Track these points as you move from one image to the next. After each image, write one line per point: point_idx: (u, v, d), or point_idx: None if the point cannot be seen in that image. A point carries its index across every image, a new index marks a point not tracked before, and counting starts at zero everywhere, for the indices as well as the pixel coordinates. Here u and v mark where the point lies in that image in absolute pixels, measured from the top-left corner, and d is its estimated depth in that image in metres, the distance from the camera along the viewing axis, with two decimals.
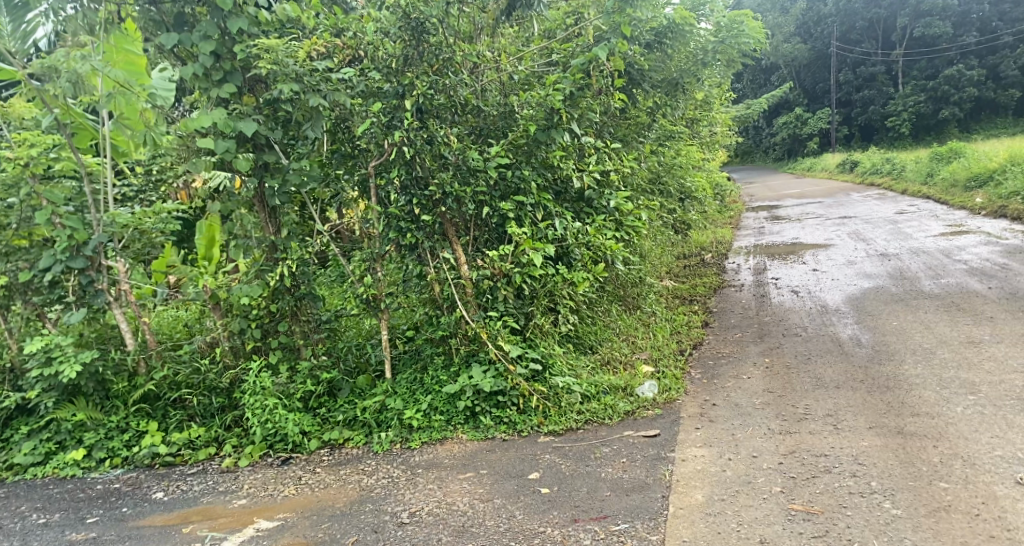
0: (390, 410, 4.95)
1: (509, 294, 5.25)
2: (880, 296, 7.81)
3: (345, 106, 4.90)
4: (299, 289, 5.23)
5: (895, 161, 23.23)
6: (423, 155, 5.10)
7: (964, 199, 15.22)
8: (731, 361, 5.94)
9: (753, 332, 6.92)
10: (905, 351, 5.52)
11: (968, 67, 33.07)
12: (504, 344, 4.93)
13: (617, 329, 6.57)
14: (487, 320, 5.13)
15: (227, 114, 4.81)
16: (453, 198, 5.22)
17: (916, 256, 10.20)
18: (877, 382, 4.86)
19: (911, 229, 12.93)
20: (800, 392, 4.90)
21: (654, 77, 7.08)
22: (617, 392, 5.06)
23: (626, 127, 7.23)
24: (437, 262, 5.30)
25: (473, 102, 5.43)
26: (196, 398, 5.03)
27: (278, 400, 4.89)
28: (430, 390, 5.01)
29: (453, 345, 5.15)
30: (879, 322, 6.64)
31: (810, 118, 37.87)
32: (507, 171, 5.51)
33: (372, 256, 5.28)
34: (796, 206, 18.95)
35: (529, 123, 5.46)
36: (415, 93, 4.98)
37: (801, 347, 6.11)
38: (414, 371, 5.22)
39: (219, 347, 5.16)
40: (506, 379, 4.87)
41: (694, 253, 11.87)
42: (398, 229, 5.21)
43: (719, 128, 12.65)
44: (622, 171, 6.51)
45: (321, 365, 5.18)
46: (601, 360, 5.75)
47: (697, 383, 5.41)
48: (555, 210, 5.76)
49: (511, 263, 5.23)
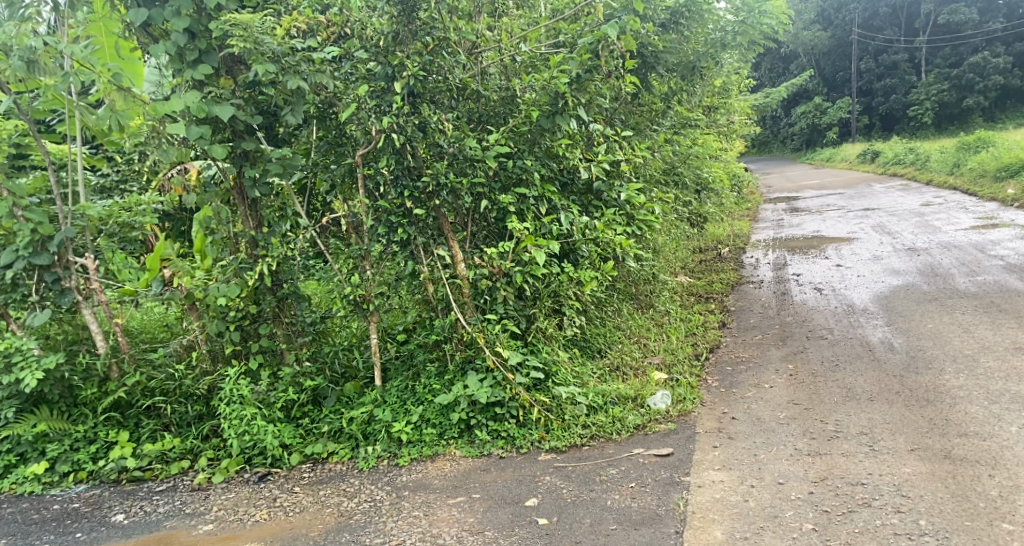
0: (378, 421, 4.54)
1: (509, 295, 4.83)
2: (910, 295, 7.32)
3: (330, 89, 4.47)
4: (282, 288, 4.81)
5: (919, 151, 22.51)
6: (415, 143, 4.68)
7: (995, 190, 14.57)
8: (752, 368, 5.49)
9: (775, 334, 6.46)
10: (944, 358, 5.05)
11: (994, 55, 32.12)
12: (502, 351, 4.51)
13: (627, 330, 6.15)
14: (485, 323, 4.71)
15: (201, 98, 4.37)
16: (449, 190, 4.79)
17: (947, 252, 9.66)
18: (915, 395, 4.40)
19: (939, 221, 12.37)
20: (829, 405, 4.44)
21: (670, 60, 6.59)
22: (626, 403, 4.64)
23: (639, 114, 6.82)
24: (432, 259, 4.87)
25: (472, 85, 5.02)
26: (171, 407, 4.62)
27: (257, 410, 4.46)
28: (421, 400, 4.59)
29: (448, 350, 4.73)
30: (912, 324, 6.16)
31: (829, 108, 37.06)
32: (508, 160, 5.09)
33: (361, 252, 4.86)
34: (816, 198, 18.37)
35: (532, 108, 5.01)
36: (406, 74, 4.56)
37: (827, 352, 5.65)
38: (406, 378, 4.79)
39: (196, 351, 4.75)
40: (504, 389, 4.45)
41: (711, 247, 11.38)
42: (387, 224, 4.81)
43: (737, 116, 12.12)
44: (634, 161, 6.06)
45: (304, 371, 4.76)
46: (610, 366, 5.38)
47: (714, 393, 4.98)
48: (560, 204, 5.35)
49: (512, 262, 4.81)
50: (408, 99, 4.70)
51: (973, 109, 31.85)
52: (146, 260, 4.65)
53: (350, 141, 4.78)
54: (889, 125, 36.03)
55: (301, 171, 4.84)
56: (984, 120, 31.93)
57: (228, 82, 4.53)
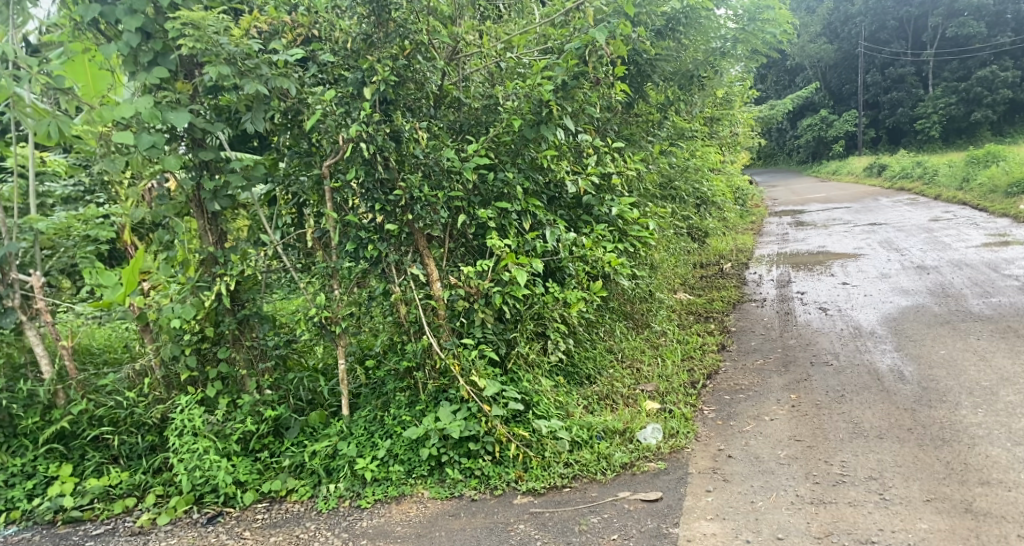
0: (342, 456, 4.16)
1: (488, 318, 4.45)
2: (920, 318, 6.93)
3: (292, 94, 4.08)
4: (243, 308, 4.44)
5: (927, 165, 22.10)
6: (387, 153, 4.32)
7: (1006, 206, 14.15)
8: (751, 398, 5.10)
9: (777, 358, 6.08)
10: (959, 390, 4.68)
11: (1001, 69, 31.76)
12: (478, 381, 4.14)
13: (619, 354, 5.79)
14: (461, 349, 4.34)
15: (154, 103, 4.00)
16: (423, 204, 4.43)
17: (958, 270, 9.26)
18: (929, 432, 4.04)
19: (950, 238, 11.97)
20: (834, 443, 4.07)
21: (667, 68, 6.23)
22: (614, 438, 4.27)
23: (633, 124, 6.47)
24: (405, 278, 4.49)
25: (452, 93, 4.70)
26: (119, 438, 4.24)
27: (211, 443, 4.09)
28: (390, 433, 4.22)
29: (420, 379, 4.35)
30: (923, 350, 5.80)
31: (836, 120, 36.70)
32: (488, 173, 4.74)
33: (328, 270, 4.45)
34: (822, 212, 17.97)
35: (514, 117, 4.63)
36: (375, 79, 4.21)
37: (832, 381, 5.26)
38: (374, 407, 4.41)
39: (149, 378, 4.38)
40: (480, 422, 4.08)
41: (713, 262, 11.00)
42: (356, 240, 4.42)
43: (740, 127, 11.73)
44: (627, 174, 5.70)
45: (265, 400, 4.36)
46: (599, 395, 5.03)
47: (709, 426, 4.60)
48: (545, 219, 5.01)
49: (490, 282, 4.47)
50: (380, 106, 4.35)
51: (979, 123, 31.49)
52: (124, 273, 4.08)
53: (319, 152, 4.39)
54: (895, 138, 35.67)
55: (271, 182, 4.40)
56: (991, 134, 31.54)
57: (185, 86, 4.15)
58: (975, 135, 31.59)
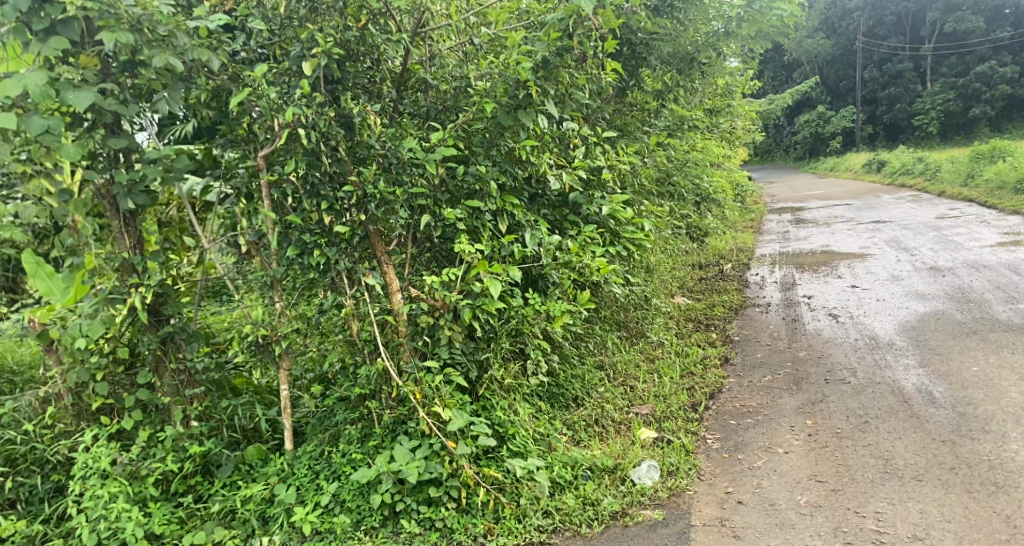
0: (280, 502, 3.50)
1: (456, 336, 3.81)
2: (942, 327, 6.30)
3: (215, 68, 3.40)
4: (168, 324, 3.71)
5: (929, 161, 21.50)
6: (334, 141, 3.64)
7: (1017, 203, 13.51)
8: (761, 424, 4.46)
9: (786, 373, 5.44)
10: (1001, 419, 4.10)
11: (1001, 64, 31.18)
12: (442, 412, 3.49)
13: (611, 370, 5.14)
14: (423, 373, 3.69)
15: (50, 80, 3.21)
16: (379, 202, 3.78)
17: (975, 272, 8.64)
18: (976, 473, 3.47)
19: (960, 236, 11.37)
20: (863, 487, 3.45)
21: (664, 51, 5.56)
22: (602, 478, 3.67)
23: (627, 114, 5.81)
24: (358, 289, 3.85)
25: (419, 73, 4.14)
26: (15, 480, 3.52)
27: (124, 487, 3.40)
28: (338, 475, 3.57)
29: (374, 408, 3.69)
30: (950, 366, 5.18)
31: (834, 116, 36.05)
32: (457, 166, 4.08)
33: (267, 279, 3.75)
34: (823, 208, 17.34)
35: (486, 101, 4.00)
36: (316, 52, 3.51)
37: (851, 404, 4.63)
38: (322, 441, 3.76)
39: (54, 407, 3.66)
40: (443, 463, 3.44)
41: (713, 263, 10.35)
42: (299, 244, 3.70)
43: (741, 120, 11.07)
44: (619, 168, 5.05)
45: (192, 433, 3.68)
46: (587, 421, 4.39)
47: (713, 461, 3.97)
48: (525, 220, 4.35)
49: (459, 293, 3.81)
50: (325, 86, 3.71)
51: (977, 119, 30.90)
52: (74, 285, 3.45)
53: (254, 140, 3.71)
54: (894, 134, 35.11)
55: (205, 177, 3.72)
56: (990, 130, 31.00)
57: (92, 60, 3.36)
58: (972, 131, 31.04)
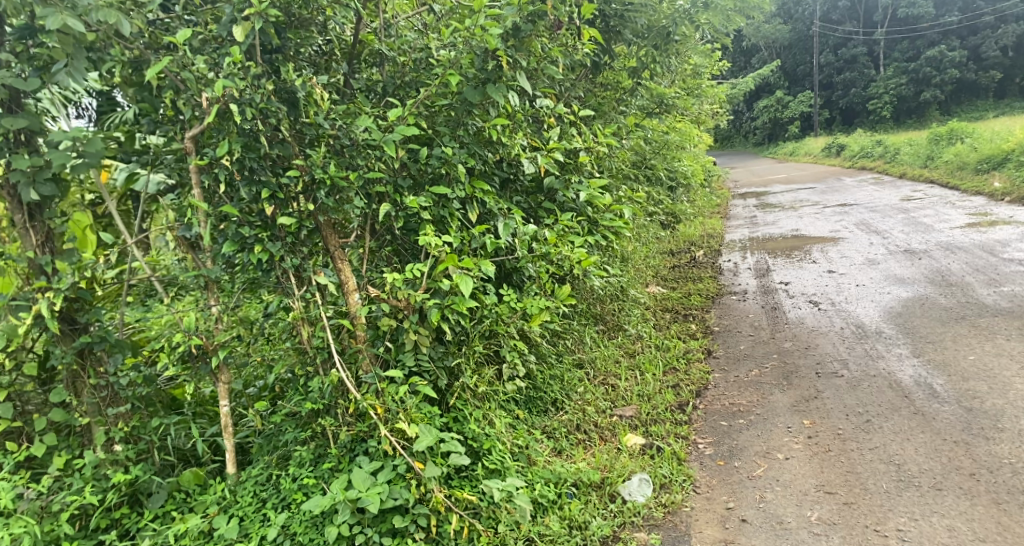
0: (220, 538, 3.03)
1: (421, 340, 3.38)
2: (928, 312, 6.05)
3: (127, 33, 2.87)
4: (85, 333, 3.19)
5: (888, 144, 21.58)
6: (275, 119, 3.15)
7: (979, 183, 13.49)
8: (754, 425, 4.11)
9: (775, 366, 5.11)
10: (1013, 414, 3.83)
11: (952, 48, 31.61)
12: (408, 428, 3.06)
13: (590, 368, 4.76)
14: (384, 383, 3.25)
15: None
16: (329, 189, 3.33)
17: (951, 254, 8.46)
18: (999, 479, 3.24)
19: (929, 217, 11.26)
20: (878, 499, 3.20)
21: (640, 23, 5.16)
22: (589, 495, 3.35)
23: (600, 92, 5.41)
24: (307, 290, 3.37)
25: (372, 44, 3.67)
26: None
27: (31, 528, 2.89)
28: (288, 504, 3.12)
29: (329, 426, 3.24)
30: (946, 355, 4.91)
31: (793, 100, 36.22)
32: (419, 148, 3.63)
33: (200, 281, 3.25)
34: (787, 192, 17.22)
35: (450, 73, 3.54)
36: (249, 14, 3.01)
37: (848, 400, 4.30)
38: (269, 464, 3.30)
39: None
40: (409, 487, 3.01)
41: (684, 250, 10.04)
42: (237, 239, 3.21)
43: (710, 102, 10.76)
44: (597, 150, 4.65)
45: (116, 460, 3.19)
46: (567, 427, 4.00)
47: (708, 470, 3.61)
48: (497, 207, 3.92)
49: (424, 292, 3.37)
50: (262, 56, 3.23)
51: (931, 103, 31.32)
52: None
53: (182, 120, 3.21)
54: (851, 118, 35.43)
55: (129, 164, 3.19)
56: (944, 113, 31.43)
57: None
58: (925, 114, 31.43)
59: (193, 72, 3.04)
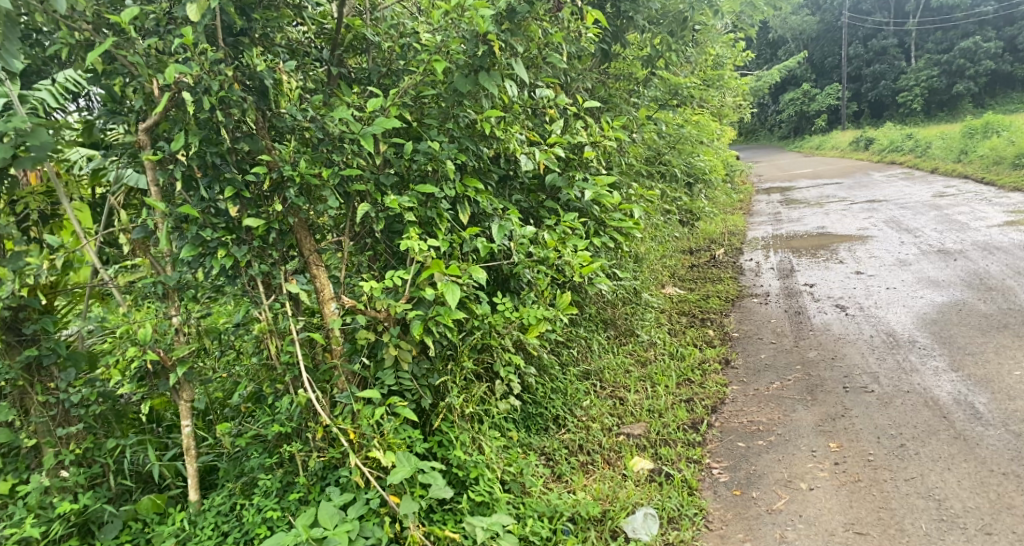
0: None
1: (402, 355, 3.05)
2: (967, 320, 5.60)
3: (63, 10, 2.56)
4: (33, 346, 2.91)
5: (918, 138, 20.89)
6: (237, 110, 2.83)
7: (1016, 179, 12.87)
8: (775, 447, 3.73)
9: (798, 378, 4.72)
10: None
11: (986, 38, 30.67)
12: (382, 456, 2.74)
13: (597, 380, 4.41)
14: (359, 404, 2.93)
15: None
16: (301, 188, 3.01)
17: (989, 255, 7.96)
18: None
19: (964, 215, 10.72)
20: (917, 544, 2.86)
21: (654, 8, 4.78)
22: (588, 532, 3.03)
23: (612, 82, 5.04)
24: (277, 300, 3.05)
25: (358, 29, 3.40)
26: None
27: None
28: (251, 539, 2.81)
29: (298, 451, 2.92)
30: (987, 369, 4.49)
31: (819, 93, 35.39)
32: (404, 143, 3.29)
33: (158, 289, 2.94)
34: (814, 188, 16.67)
35: (437, 59, 3.20)
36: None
37: (879, 419, 3.91)
38: (234, 492, 2.99)
39: None
40: (384, 524, 2.69)
41: (704, 249, 9.63)
42: (197, 243, 2.89)
43: (732, 95, 10.33)
44: (606, 144, 4.28)
45: (65, 486, 2.89)
46: (568, 449, 3.66)
47: (723, 502, 3.26)
48: (492, 208, 3.58)
49: (405, 302, 3.04)
50: (224, 39, 2.92)
51: (963, 95, 30.39)
52: None
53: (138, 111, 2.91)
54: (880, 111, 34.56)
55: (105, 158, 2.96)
56: (976, 106, 30.50)
57: None
58: (957, 107, 30.52)
59: (145, 55, 2.75)
